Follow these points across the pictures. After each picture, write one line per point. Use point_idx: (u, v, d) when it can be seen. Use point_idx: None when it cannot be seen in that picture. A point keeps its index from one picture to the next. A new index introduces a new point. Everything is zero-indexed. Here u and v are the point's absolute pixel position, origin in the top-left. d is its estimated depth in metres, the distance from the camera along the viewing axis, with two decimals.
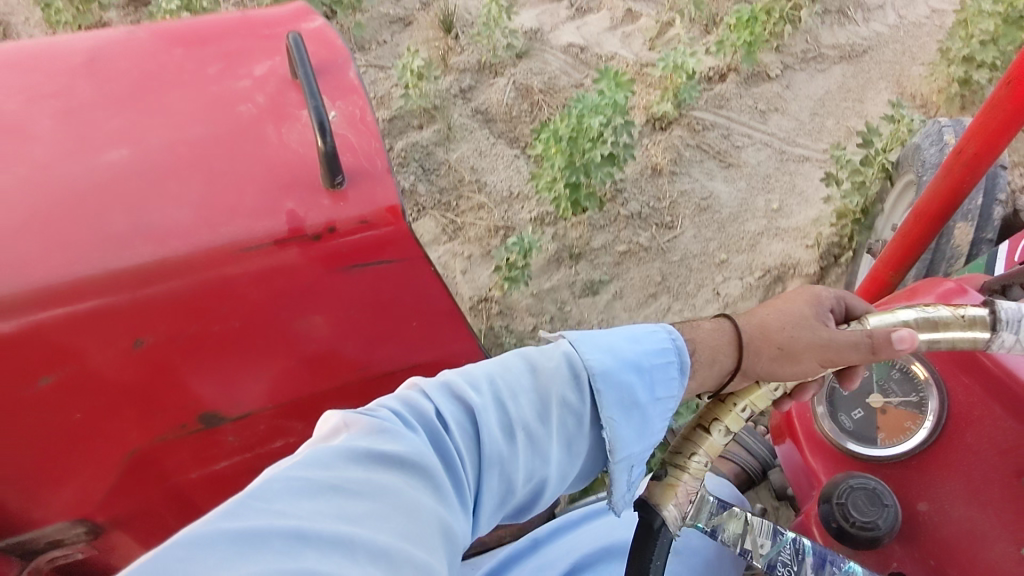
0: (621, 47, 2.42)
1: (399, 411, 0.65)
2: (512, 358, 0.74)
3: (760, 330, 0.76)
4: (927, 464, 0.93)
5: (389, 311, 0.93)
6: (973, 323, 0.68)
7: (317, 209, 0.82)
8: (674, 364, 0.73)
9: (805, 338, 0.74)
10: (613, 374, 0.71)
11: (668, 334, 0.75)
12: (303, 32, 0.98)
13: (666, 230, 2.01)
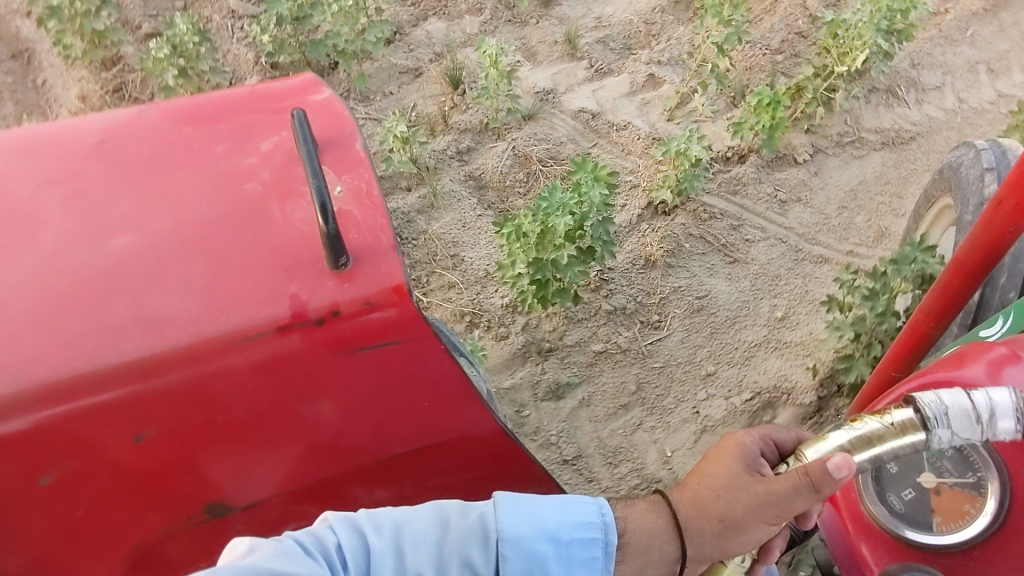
0: (638, 116, 2.52)
1: (306, 539, 0.72)
2: (427, 509, 0.80)
3: (696, 508, 0.82)
4: (992, 555, 0.83)
5: (400, 392, 0.92)
6: (904, 428, 0.71)
7: (321, 292, 0.83)
8: (598, 542, 0.79)
9: (740, 501, 0.80)
10: (524, 542, 0.76)
11: (597, 507, 0.81)
12: (310, 103, 1.02)
13: (652, 330, 2.02)
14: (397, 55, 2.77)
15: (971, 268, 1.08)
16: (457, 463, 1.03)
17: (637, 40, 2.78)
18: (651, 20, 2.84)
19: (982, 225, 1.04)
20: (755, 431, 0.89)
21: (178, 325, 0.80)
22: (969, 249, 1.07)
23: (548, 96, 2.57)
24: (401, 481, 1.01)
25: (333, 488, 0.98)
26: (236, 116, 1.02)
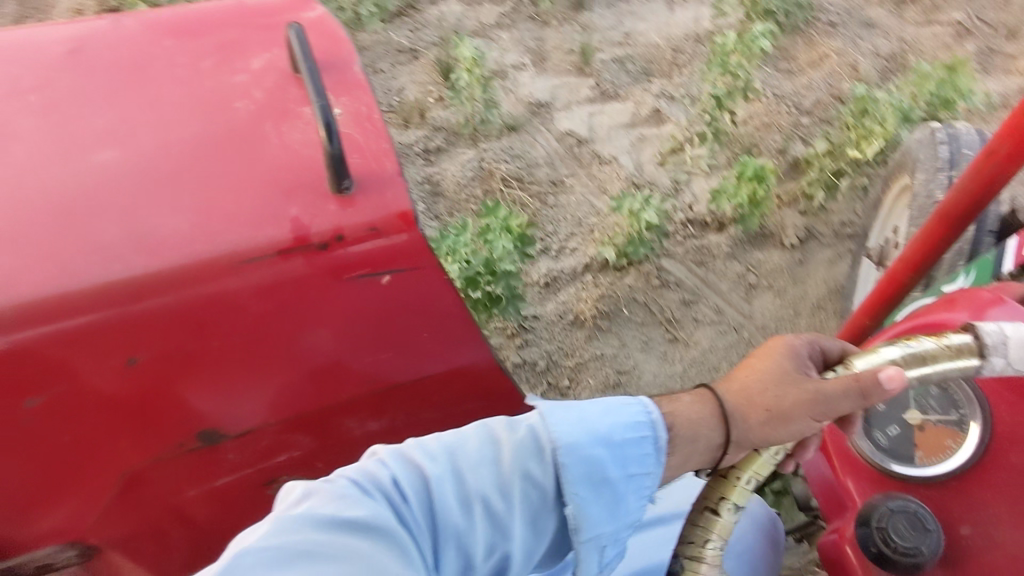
0: (630, 153, 2.20)
1: (357, 480, 0.68)
2: (471, 429, 0.76)
3: (744, 396, 0.78)
4: (970, 485, 0.86)
5: (401, 323, 0.90)
6: (961, 352, 0.70)
7: (324, 216, 0.80)
8: (649, 440, 0.75)
9: (791, 395, 0.76)
10: (580, 449, 0.72)
11: (642, 407, 0.76)
12: (302, 21, 0.96)
13: (557, 396, 1.84)
14: (399, 31, 2.50)
15: (952, 219, 1.07)
16: (452, 396, 1.03)
17: (660, 69, 2.40)
18: (680, 46, 2.45)
19: (970, 175, 1.02)
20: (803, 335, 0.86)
21: (174, 245, 0.76)
22: (954, 199, 1.06)
23: (541, 109, 2.29)
24: (397, 412, 0.99)
25: (323, 419, 0.95)
26: (223, 30, 0.96)
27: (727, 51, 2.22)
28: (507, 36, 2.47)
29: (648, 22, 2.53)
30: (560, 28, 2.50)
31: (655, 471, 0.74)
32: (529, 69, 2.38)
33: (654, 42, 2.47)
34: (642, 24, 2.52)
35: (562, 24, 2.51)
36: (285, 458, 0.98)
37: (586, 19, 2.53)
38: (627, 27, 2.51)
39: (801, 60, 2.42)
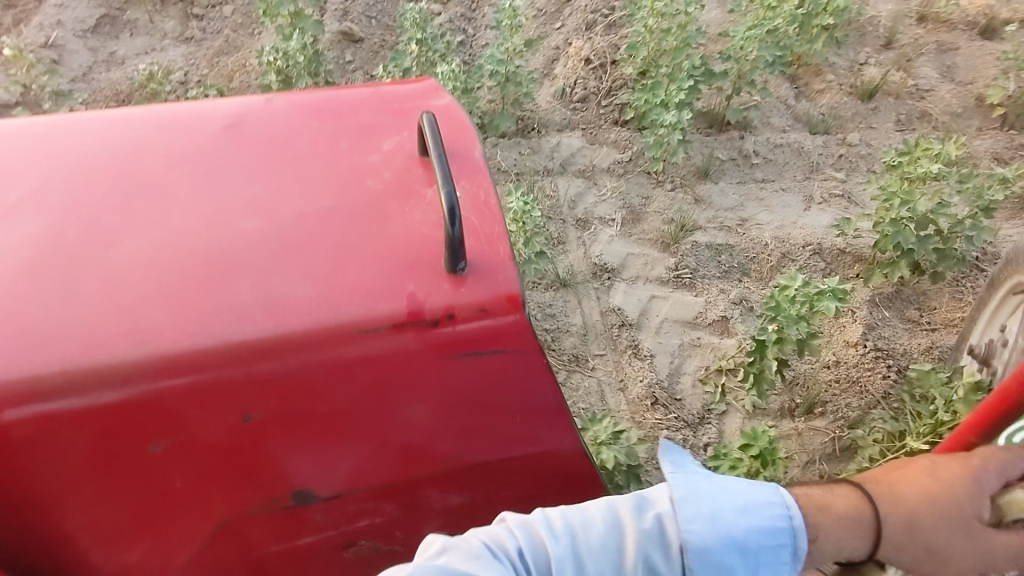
0: (672, 356, 1.87)
1: (485, 546, 0.74)
2: (597, 510, 0.78)
3: (905, 532, 0.78)
4: None
5: (495, 405, 0.92)
6: None
7: (437, 294, 0.83)
8: (787, 548, 0.76)
9: (955, 547, 0.77)
10: (711, 555, 0.74)
11: (785, 510, 0.77)
12: (432, 108, 1.04)
13: None
14: (510, 153, 2.43)
15: None
16: (530, 481, 1.03)
17: (760, 266, 2.06)
18: (793, 253, 2.08)
19: None
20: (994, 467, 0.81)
21: (298, 311, 0.81)
22: None
23: (604, 273, 2.06)
24: (476, 488, 1.00)
25: (408, 487, 0.96)
26: (357, 114, 1.04)
27: (785, 297, 1.67)
28: (612, 184, 2.31)
29: (773, 213, 2.20)
30: (673, 193, 2.28)
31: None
32: (616, 226, 2.18)
33: (764, 239, 2.11)
34: (773, 218, 2.18)
35: (677, 190, 2.28)
36: (367, 523, 0.98)
37: (704, 192, 2.27)
38: (747, 211, 2.21)
39: (938, 316, 1.94)
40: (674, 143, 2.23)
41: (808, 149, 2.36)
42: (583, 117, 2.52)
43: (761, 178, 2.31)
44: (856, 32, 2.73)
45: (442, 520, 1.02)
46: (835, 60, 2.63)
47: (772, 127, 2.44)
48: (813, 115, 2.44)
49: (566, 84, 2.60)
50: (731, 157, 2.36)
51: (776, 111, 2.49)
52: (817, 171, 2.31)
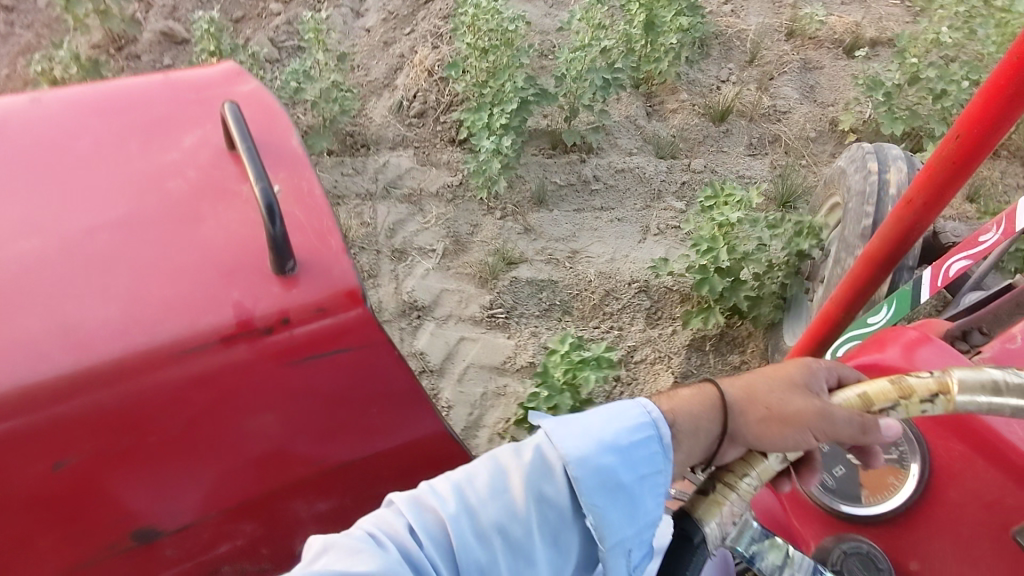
0: (472, 408, 1.76)
1: (373, 532, 0.65)
2: (480, 463, 0.71)
3: (747, 394, 0.72)
4: (915, 522, 0.92)
5: (348, 401, 0.88)
6: None
7: (266, 299, 0.78)
8: (654, 440, 0.68)
9: (796, 402, 0.69)
10: (590, 460, 0.66)
11: (643, 408, 0.70)
12: (236, 95, 0.96)
13: None
14: (331, 173, 2.30)
15: (880, 261, 1.15)
16: (402, 478, 0.99)
17: (582, 304, 1.97)
18: (615, 290, 1.99)
19: (892, 223, 1.10)
20: (823, 363, 0.76)
21: (103, 337, 0.72)
22: (884, 239, 1.13)
23: (413, 310, 1.94)
24: (344, 491, 0.95)
25: (268, 503, 0.89)
26: (150, 108, 0.93)
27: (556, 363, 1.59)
28: (438, 211, 2.21)
29: (605, 243, 2.12)
30: (502, 221, 2.18)
31: (666, 469, 0.68)
32: (434, 257, 2.08)
33: (589, 273, 2.03)
34: (604, 250, 2.10)
35: (508, 218, 2.19)
36: (228, 548, 0.89)
37: (535, 220, 2.19)
38: (577, 242, 2.12)
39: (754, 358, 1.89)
40: (491, 172, 2.14)
41: (647, 172, 2.31)
42: (418, 133, 2.43)
43: (600, 205, 2.23)
44: (722, 47, 2.76)
45: None
46: (693, 78, 2.64)
47: (619, 149, 2.39)
48: (661, 137, 2.41)
49: (404, 96, 2.51)
50: (568, 181, 2.29)
51: (624, 133, 2.44)
52: (658, 201, 2.24)
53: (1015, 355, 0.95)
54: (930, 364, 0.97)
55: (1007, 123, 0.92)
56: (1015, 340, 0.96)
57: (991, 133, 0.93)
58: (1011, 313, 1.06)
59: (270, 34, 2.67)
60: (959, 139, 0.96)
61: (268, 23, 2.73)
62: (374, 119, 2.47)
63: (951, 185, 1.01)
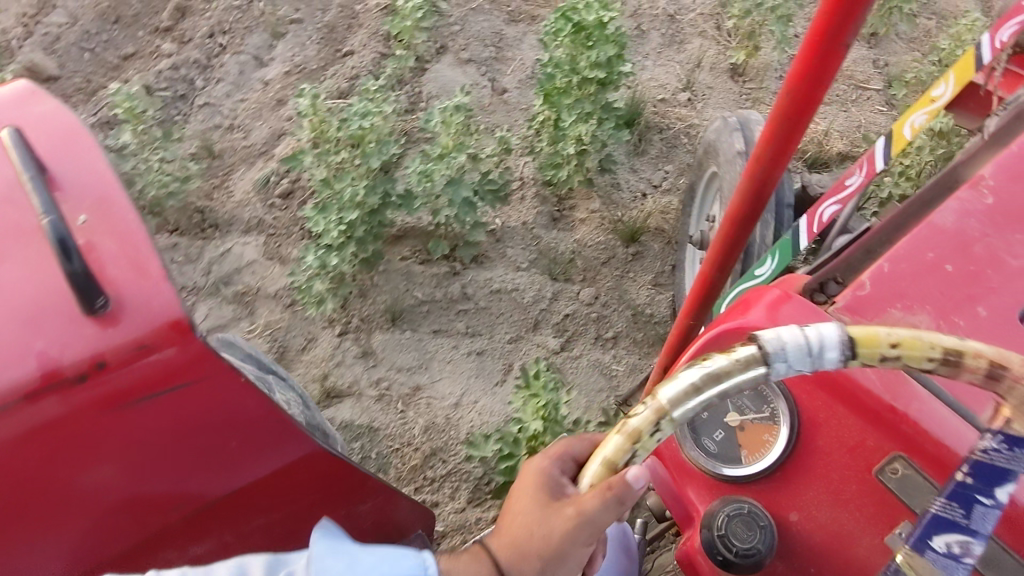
0: None
1: None
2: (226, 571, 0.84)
3: (516, 549, 0.83)
4: (790, 474, 0.94)
5: (197, 438, 0.81)
6: (748, 361, 0.59)
7: (76, 343, 0.70)
8: None
9: (552, 532, 0.80)
10: None
11: (418, 559, 0.85)
12: (32, 117, 0.87)
13: None
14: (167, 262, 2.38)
15: (745, 214, 1.24)
16: (282, 494, 0.98)
17: (400, 464, 1.95)
18: (444, 447, 1.97)
19: (749, 178, 1.19)
20: (549, 456, 0.89)
21: None
22: (744, 194, 1.22)
23: None
24: (218, 529, 0.92)
25: (132, 557, 0.84)
26: None
27: None
28: (267, 318, 2.23)
29: (455, 380, 2.10)
30: (339, 337, 2.19)
31: None
32: None
33: (419, 422, 2.01)
34: (452, 389, 2.08)
35: (348, 335, 2.19)
36: None
37: (378, 343, 2.17)
38: (423, 375, 2.10)
39: None
40: (314, 292, 2.10)
41: (524, 293, 2.27)
42: (277, 218, 2.44)
43: (464, 329, 2.20)
44: (668, 143, 2.75)
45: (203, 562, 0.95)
46: (619, 182, 2.62)
47: (507, 261, 2.36)
48: (559, 254, 2.38)
49: (271, 173, 2.54)
50: (431, 296, 2.25)
51: (513, 241, 2.41)
52: (533, 332, 2.21)
53: (865, 302, 1.04)
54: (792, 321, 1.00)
55: (828, 76, 1.00)
56: (863, 287, 1.05)
57: (815, 87, 1.01)
58: (860, 261, 1.13)
59: (147, 79, 2.83)
60: (791, 92, 1.03)
61: (153, 67, 2.91)
62: (235, 195, 2.54)
63: (794, 136, 1.09)
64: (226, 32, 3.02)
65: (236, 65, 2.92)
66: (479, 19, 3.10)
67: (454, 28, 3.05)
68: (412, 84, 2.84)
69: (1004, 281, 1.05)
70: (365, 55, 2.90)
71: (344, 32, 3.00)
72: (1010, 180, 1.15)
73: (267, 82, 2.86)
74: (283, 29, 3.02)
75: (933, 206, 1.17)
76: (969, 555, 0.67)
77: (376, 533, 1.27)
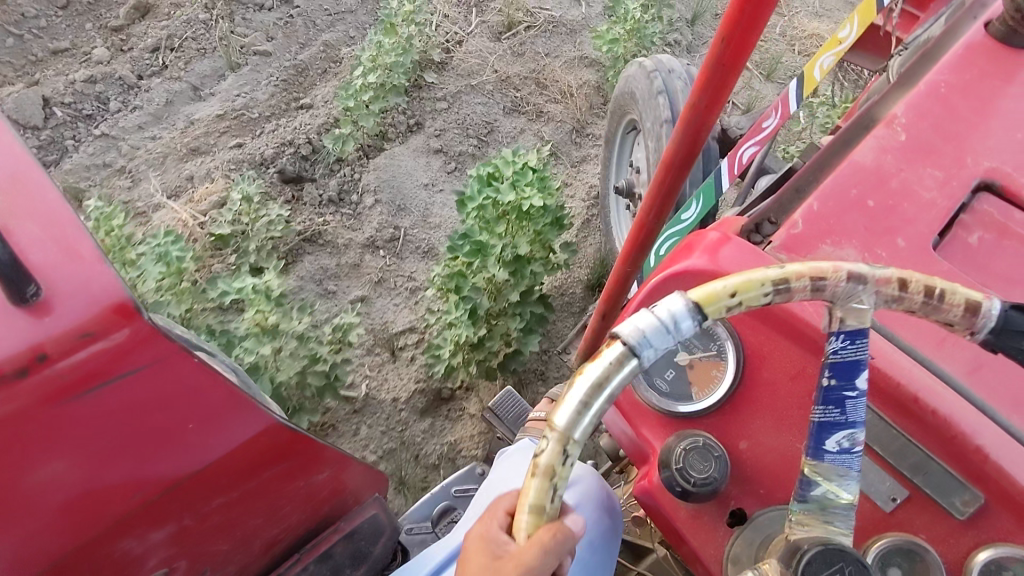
0: None
1: None
2: None
3: None
4: (739, 405, 0.99)
5: (152, 419, 0.79)
6: (663, 306, 0.64)
7: (15, 336, 0.67)
8: None
9: None
10: None
11: None
12: None
13: None
14: None
15: (675, 165, 1.29)
16: (241, 474, 0.96)
17: None
18: None
19: (682, 127, 1.22)
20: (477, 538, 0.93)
21: None
22: (677, 143, 1.26)
23: None
24: (180, 514, 0.90)
25: (94, 551, 0.81)
26: None
27: None
28: None
29: None
30: None
31: None
32: None
33: None
34: None
35: None
36: None
37: None
38: None
39: None
40: None
41: None
42: None
43: None
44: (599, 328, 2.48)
45: (154, 556, 0.91)
46: (530, 369, 2.38)
47: (358, 441, 2.20)
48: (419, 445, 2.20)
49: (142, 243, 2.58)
50: None
51: (375, 416, 2.25)
52: None
53: (799, 240, 1.10)
54: (731, 260, 1.04)
55: (760, 21, 1.02)
56: (796, 225, 1.12)
57: (748, 33, 1.04)
58: (791, 201, 1.19)
59: (56, 87, 3.00)
60: (726, 41, 1.06)
61: (70, 73, 3.09)
62: None
63: (725, 86, 1.13)
64: (173, 48, 3.28)
65: (164, 92, 3.09)
66: (472, 99, 3.18)
67: (439, 105, 3.15)
68: (354, 167, 2.92)
69: (918, 212, 1.14)
70: (318, 114, 3.03)
71: (313, 80, 3.20)
72: (918, 120, 1.24)
73: (192, 121, 2.99)
74: (242, 62, 3.23)
75: (850, 147, 1.23)
76: (856, 446, 0.73)
77: (330, 498, 1.24)
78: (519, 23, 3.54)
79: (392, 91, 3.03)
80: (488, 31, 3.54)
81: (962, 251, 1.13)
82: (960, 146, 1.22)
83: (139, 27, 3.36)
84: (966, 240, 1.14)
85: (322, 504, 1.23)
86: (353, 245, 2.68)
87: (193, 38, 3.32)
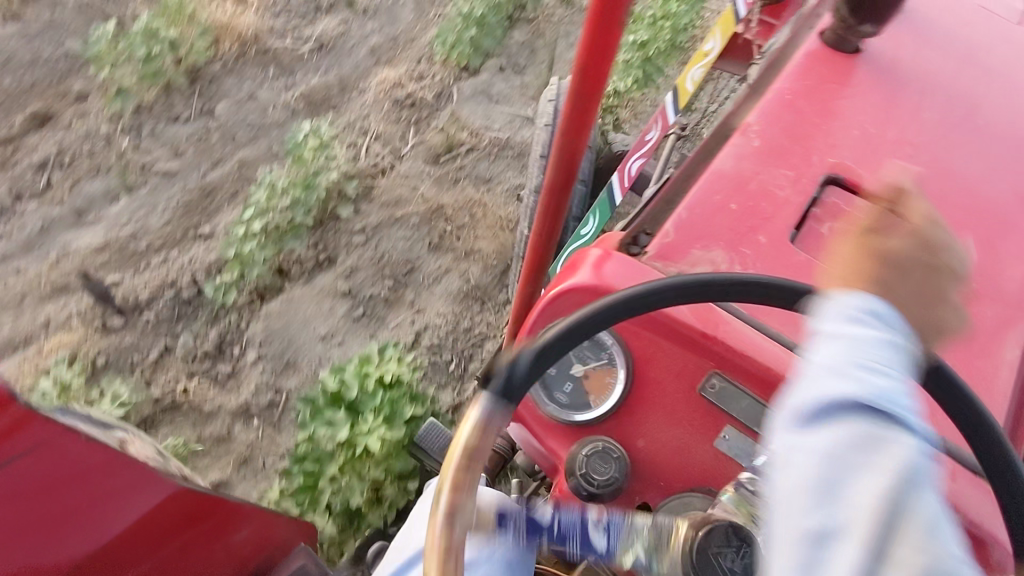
0: None
1: None
2: None
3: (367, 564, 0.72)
4: (633, 408, 1.06)
5: (53, 494, 0.81)
6: None
7: None
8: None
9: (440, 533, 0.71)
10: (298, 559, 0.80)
11: None
12: None
13: None
14: None
15: (557, 188, 1.37)
16: (155, 537, 0.98)
17: None
18: None
19: (558, 155, 1.30)
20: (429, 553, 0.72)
21: None
22: (555, 170, 1.34)
23: None
24: None
25: None
26: None
27: None
28: None
29: None
30: None
31: None
32: None
33: None
34: None
35: None
36: None
37: None
38: None
39: None
40: None
41: None
42: None
43: None
44: None
45: None
46: None
47: None
48: None
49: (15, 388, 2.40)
50: None
51: None
52: None
53: (672, 247, 1.19)
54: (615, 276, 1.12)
55: (610, 50, 1.12)
56: (669, 235, 1.21)
57: (602, 61, 1.14)
58: (662, 211, 1.28)
59: None
60: (584, 70, 1.16)
61: None
62: None
63: (590, 111, 1.21)
64: (63, 164, 2.88)
65: (38, 219, 2.74)
66: (395, 233, 2.74)
67: (356, 239, 2.72)
68: (242, 314, 2.54)
69: (775, 210, 1.25)
70: (214, 246, 2.68)
71: (219, 203, 2.79)
72: (768, 126, 1.37)
73: (67, 251, 2.65)
74: (139, 184, 2.83)
75: (712, 156, 1.34)
76: None
77: (258, 553, 1.23)
78: (459, 144, 3.01)
79: (291, 233, 2.68)
80: (425, 152, 2.98)
81: (816, 241, 1.24)
82: (809, 148, 1.35)
83: (30, 137, 2.94)
84: (818, 231, 1.26)
85: (247, 560, 1.20)
86: (222, 412, 2.34)
87: (89, 151, 2.91)
